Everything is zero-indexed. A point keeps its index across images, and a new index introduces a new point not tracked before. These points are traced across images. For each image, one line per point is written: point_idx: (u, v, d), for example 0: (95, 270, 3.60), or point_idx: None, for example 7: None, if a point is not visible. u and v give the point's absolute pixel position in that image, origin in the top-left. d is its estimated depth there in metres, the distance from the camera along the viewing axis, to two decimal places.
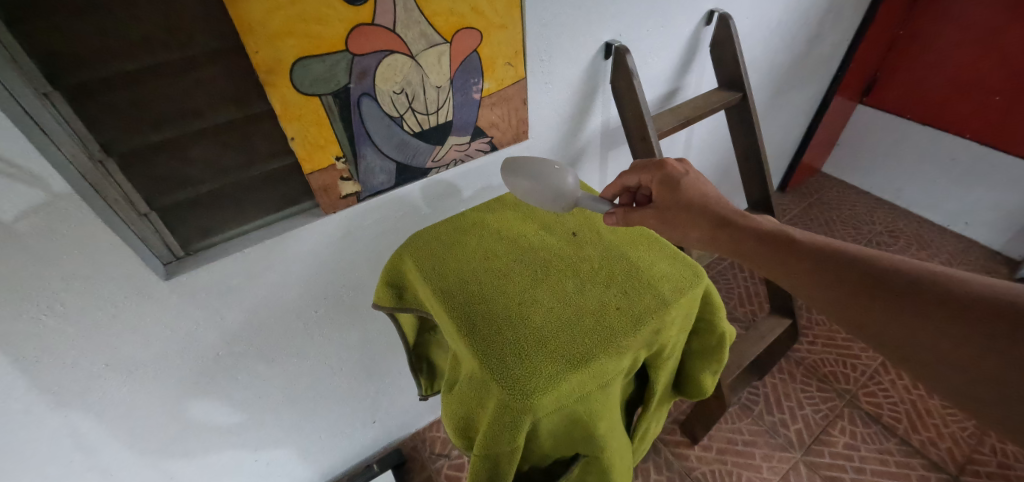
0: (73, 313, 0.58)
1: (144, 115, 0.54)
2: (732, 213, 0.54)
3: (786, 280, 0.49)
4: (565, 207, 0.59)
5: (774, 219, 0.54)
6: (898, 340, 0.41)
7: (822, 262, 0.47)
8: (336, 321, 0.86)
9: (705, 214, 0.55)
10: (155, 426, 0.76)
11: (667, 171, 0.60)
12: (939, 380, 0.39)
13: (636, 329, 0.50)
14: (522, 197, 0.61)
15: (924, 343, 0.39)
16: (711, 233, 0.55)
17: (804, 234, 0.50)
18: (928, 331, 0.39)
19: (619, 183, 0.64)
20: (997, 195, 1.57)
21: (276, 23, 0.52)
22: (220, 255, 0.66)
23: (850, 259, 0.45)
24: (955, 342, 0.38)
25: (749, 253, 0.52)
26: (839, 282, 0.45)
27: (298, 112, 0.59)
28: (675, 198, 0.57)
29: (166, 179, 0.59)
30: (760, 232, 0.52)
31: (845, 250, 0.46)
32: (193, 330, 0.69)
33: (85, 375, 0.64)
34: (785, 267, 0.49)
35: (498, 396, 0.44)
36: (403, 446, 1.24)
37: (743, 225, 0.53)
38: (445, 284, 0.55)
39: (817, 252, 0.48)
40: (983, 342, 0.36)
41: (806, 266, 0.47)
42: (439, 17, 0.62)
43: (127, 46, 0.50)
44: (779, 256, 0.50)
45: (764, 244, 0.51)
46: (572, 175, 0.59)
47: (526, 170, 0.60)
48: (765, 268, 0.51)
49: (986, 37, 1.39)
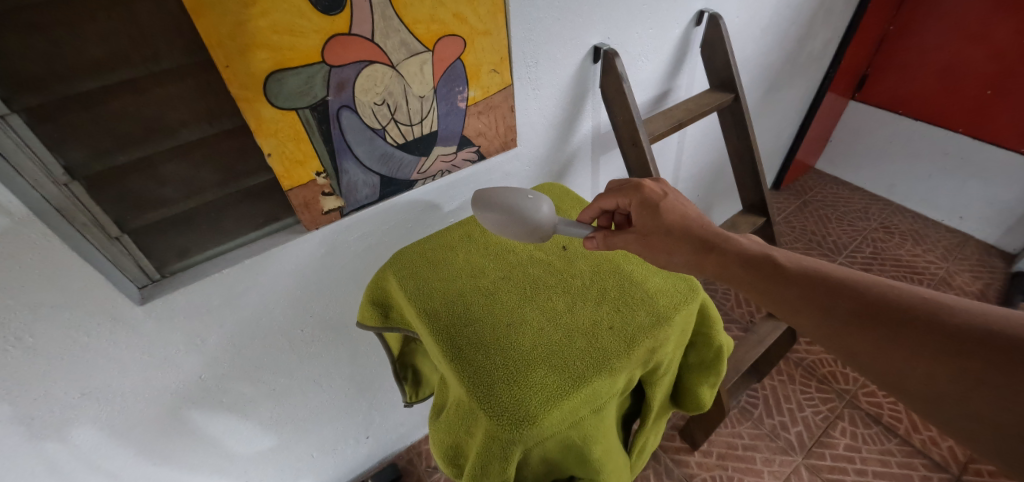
0: (43, 343, 0.55)
1: (111, 135, 0.52)
2: (716, 235, 0.52)
3: (775, 305, 0.47)
4: (541, 238, 0.57)
5: (758, 240, 0.52)
6: (893, 370, 0.39)
7: (810, 287, 0.45)
8: (324, 338, 0.84)
9: (688, 238, 0.52)
10: (136, 453, 0.73)
11: (644, 194, 0.57)
12: (933, 411, 0.38)
13: (629, 349, 0.48)
14: (493, 231, 0.58)
15: (918, 372, 0.38)
16: (694, 257, 0.52)
17: (788, 257, 0.49)
18: (923, 360, 0.38)
19: (597, 206, 0.61)
20: (992, 189, 1.57)
21: (247, 35, 0.49)
22: (197, 277, 0.63)
23: (838, 285, 0.44)
24: (951, 373, 0.36)
25: (735, 277, 0.50)
26: (828, 309, 0.43)
27: (274, 127, 0.56)
28: (656, 222, 0.54)
29: (137, 201, 0.57)
30: (745, 255, 0.50)
31: (832, 274, 0.45)
32: (173, 355, 0.67)
33: (59, 405, 0.61)
34: (771, 292, 0.47)
35: (486, 426, 0.42)
36: (399, 460, 1.22)
37: (727, 247, 0.51)
38: (427, 306, 0.53)
39: (804, 278, 0.46)
40: (977, 373, 0.35)
41: (795, 291, 0.46)
42: (420, 24, 0.59)
43: (87, 64, 0.47)
44: (765, 281, 0.48)
45: (749, 269, 0.49)
46: (547, 203, 0.56)
47: (499, 204, 0.56)
48: (753, 294, 0.49)
49: (975, 29, 1.39)
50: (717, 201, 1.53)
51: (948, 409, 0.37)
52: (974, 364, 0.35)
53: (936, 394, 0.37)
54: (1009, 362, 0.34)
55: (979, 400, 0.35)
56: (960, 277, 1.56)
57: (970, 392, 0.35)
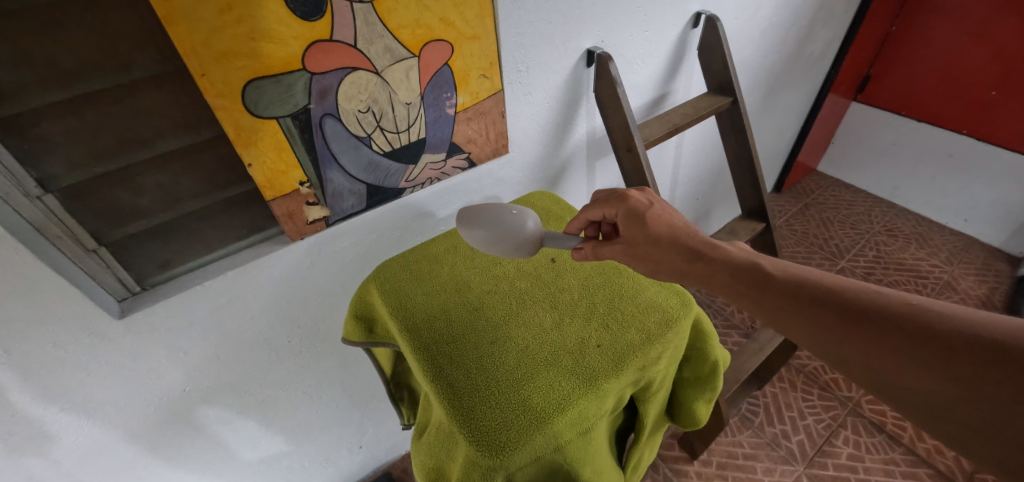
0: (19, 360, 0.53)
1: (87, 146, 0.50)
2: (703, 243, 0.50)
3: (763, 315, 0.45)
4: (531, 252, 0.55)
5: (745, 248, 0.50)
6: (885, 381, 0.37)
7: (798, 296, 0.43)
8: (313, 349, 0.82)
9: (676, 247, 0.50)
10: (121, 466, 0.72)
11: (630, 204, 0.55)
12: (927, 421, 0.36)
13: (618, 369, 0.46)
14: (479, 248, 0.56)
15: (912, 383, 0.36)
16: (682, 267, 0.50)
17: (775, 264, 0.47)
18: (913, 370, 0.36)
19: (584, 217, 0.58)
20: (997, 192, 1.54)
21: (223, 43, 0.48)
22: (178, 289, 0.61)
23: (826, 293, 0.42)
24: (945, 382, 0.35)
25: (721, 287, 0.48)
26: (817, 318, 0.41)
27: (254, 136, 0.55)
28: (643, 231, 0.52)
29: (116, 212, 0.55)
30: (733, 264, 0.48)
31: (820, 282, 0.43)
32: (156, 369, 0.65)
33: (39, 421, 0.60)
34: (758, 301, 0.45)
35: (466, 451, 0.41)
36: (394, 469, 1.20)
37: (715, 256, 0.49)
38: (411, 322, 0.52)
39: (792, 286, 0.44)
40: (967, 381, 0.34)
41: (784, 301, 0.44)
42: (405, 29, 0.58)
43: (58, 74, 0.46)
44: (753, 290, 0.46)
45: (737, 278, 0.47)
46: (533, 218, 0.54)
47: (484, 219, 0.55)
48: (740, 303, 0.47)
49: (980, 29, 1.36)
50: (716, 205, 1.50)
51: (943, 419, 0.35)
52: (967, 371, 0.34)
53: (928, 404, 0.36)
54: (1003, 370, 0.32)
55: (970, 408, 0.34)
56: (965, 281, 1.53)
57: (966, 401, 0.34)
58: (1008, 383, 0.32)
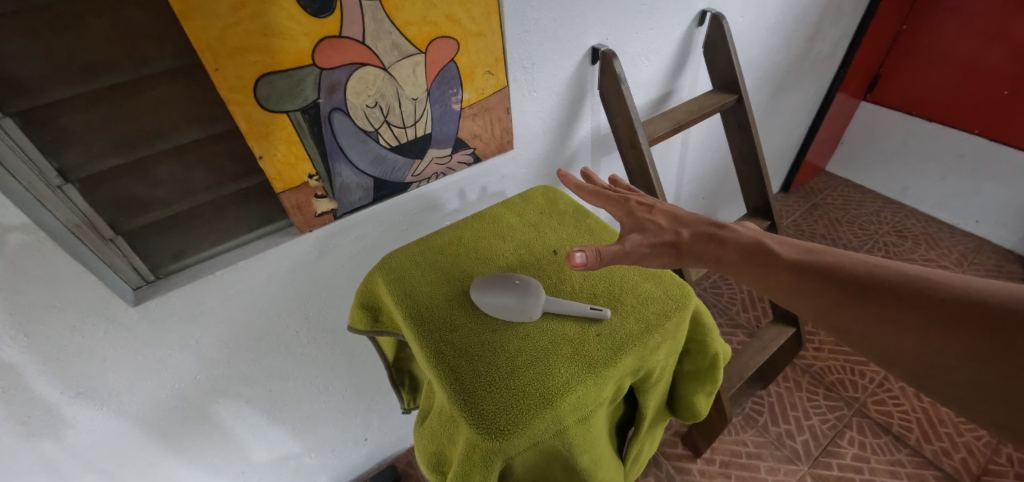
0: (38, 344, 0.55)
1: (105, 138, 0.52)
2: (713, 227, 0.54)
3: (771, 290, 0.49)
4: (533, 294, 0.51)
5: (754, 230, 0.53)
6: (886, 348, 0.41)
7: (802, 272, 0.47)
8: (320, 341, 0.84)
9: (688, 232, 0.54)
10: (133, 451, 0.73)
11: (631, 205, 0.58)
12: (927, 382, 0.40)
13: (615, 358, 0.47)
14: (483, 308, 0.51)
15: (910, 346, 0.40)
16: (694, 246, 0.53)
17: (781, 244, 0.50)
18: (912, 334, 0.40)
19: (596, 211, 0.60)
20: (1009, 193, 1.52)
21: (235, 38, 0.49)
22: (190, 279, 0.63)
23: (830, 268, 0.46)
24: (941, 343, 0.38)
25: (729, 265, 0.51)
26: (821, 292, 0.45)
27: (265, 130, 0.56)
28: (652, 223, 0.56)
29: (132, 202, 0.57)
30: (742, 244, 0.51)
31: (823, 258, 0.47)
32: (169, 356, 0.67)
33: (55, 404, 0.61)
34: (765, 277, 0.49)
35: (465, 434, 0.42)
36: (398, 462, 1.21)
37: (727, 236, 0.53)
38: (415, 308, 0.53)
39: (798, 263, 0.48)
40: (961, 342, 0.37)
41: (788, 277, 0.47)
42: (412, 26, 0.59)
43: (79, 69, 0.48)
44: (759, 266, 0.49)
45: (745, 257, 0.50)
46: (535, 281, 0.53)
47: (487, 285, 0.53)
48: (749, 280, 0.51)
49: (991, 28, 1.35)
50: (722, 204, 1.50)
51: (943, 381, 0.39)
52: (960, 333, 0.37)
53: (927, 365, 0.39)
54: (992, 331, 0.36)
55: (963, 368, 0.37)
56: None
57: (960, 362, 0.37)
58: (998, 341, 0.36)
